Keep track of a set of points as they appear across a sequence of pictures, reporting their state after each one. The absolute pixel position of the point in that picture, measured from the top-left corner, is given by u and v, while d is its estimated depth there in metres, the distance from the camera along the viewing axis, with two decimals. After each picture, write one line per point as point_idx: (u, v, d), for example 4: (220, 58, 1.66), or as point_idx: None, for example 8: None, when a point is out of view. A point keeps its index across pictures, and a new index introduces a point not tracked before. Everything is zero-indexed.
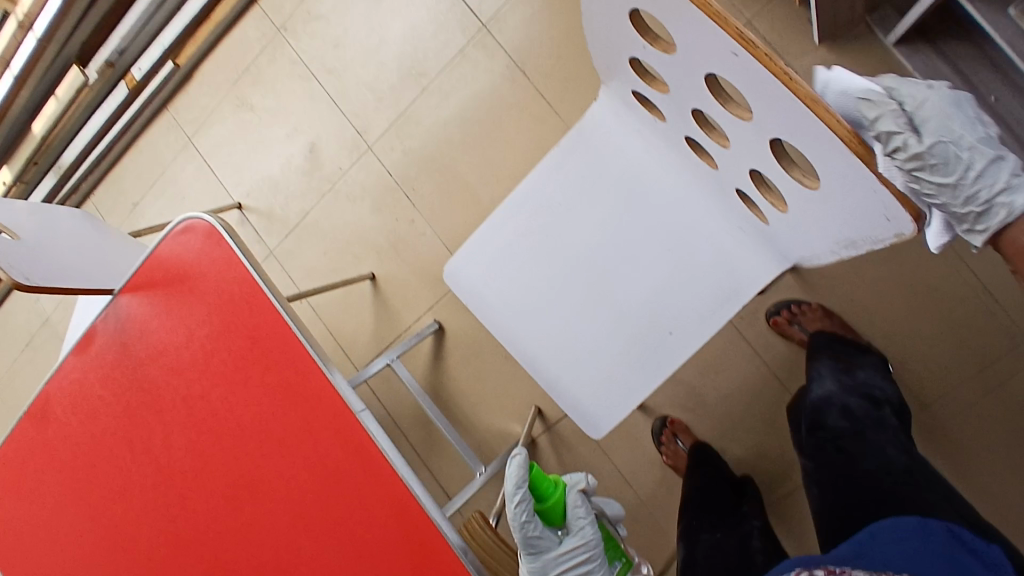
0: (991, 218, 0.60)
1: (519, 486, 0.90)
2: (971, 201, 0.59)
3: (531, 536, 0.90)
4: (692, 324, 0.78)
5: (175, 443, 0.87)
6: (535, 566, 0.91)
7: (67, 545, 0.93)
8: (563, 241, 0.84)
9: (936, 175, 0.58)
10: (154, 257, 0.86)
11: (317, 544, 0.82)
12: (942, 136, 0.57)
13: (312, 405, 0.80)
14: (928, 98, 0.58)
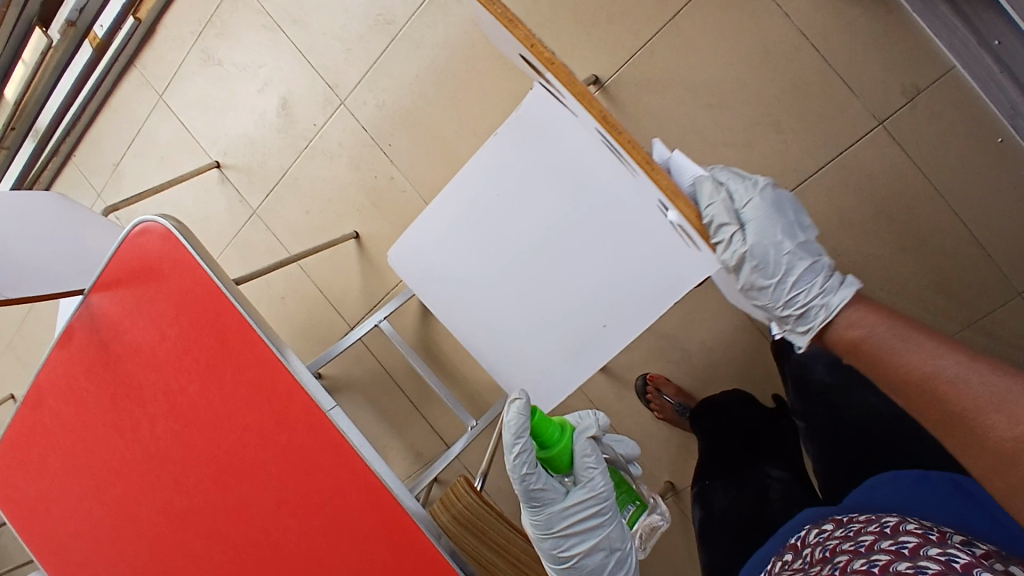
0: (809, 322, 0.63)
1: (520, 437, 0.73)
2: (790, 304, 0.63)
3: (533, 489, 0.75)
4: (630, 319, 0.78)
5: (157, 437, 0.90)
6: (537, 519, 0.77)
7: (74, 527, 0.99)
8: (504, 228, 0.82)
9: (756, 272, 0.62)
10: (117, 258, 0.88)
11: (301, 530, 0.85)
12: (762, 239, 0.61)
13: (282, 400, 0.82)
14: (757, 198, 0.62)
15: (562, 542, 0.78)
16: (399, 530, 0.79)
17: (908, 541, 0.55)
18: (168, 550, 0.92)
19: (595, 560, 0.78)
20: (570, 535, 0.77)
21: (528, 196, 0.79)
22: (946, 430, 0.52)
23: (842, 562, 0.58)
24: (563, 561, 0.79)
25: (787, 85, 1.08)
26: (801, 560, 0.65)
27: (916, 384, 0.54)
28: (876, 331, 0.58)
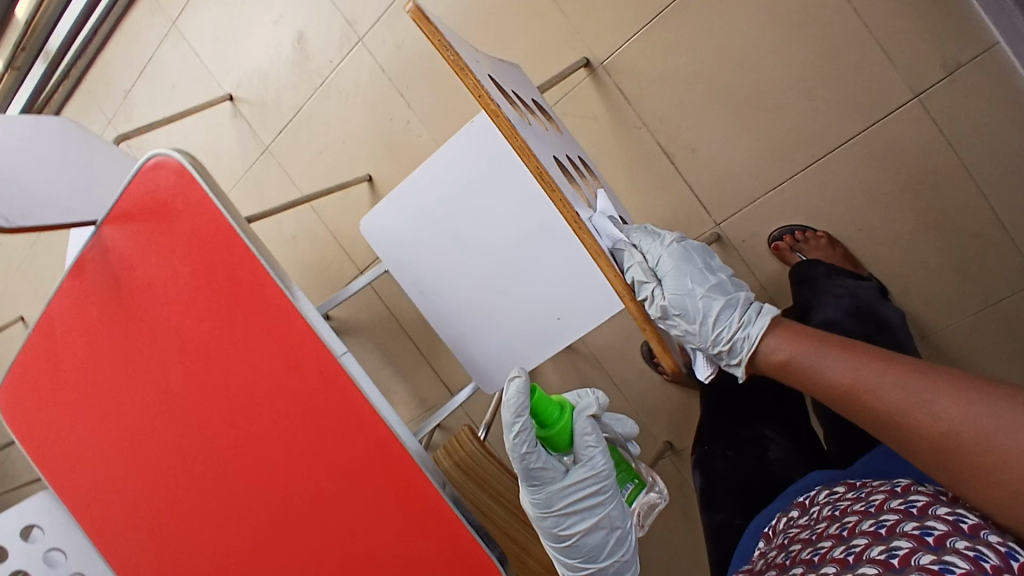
0: (739, 355, 0.66)
1: (518, 416, 0.68)
2: (716, 341, 0.66)
3: (531, 467, 0.71)
4: (579, 320, 0.96)
5: (169, 371, 0.90)
6: (536, 497, 0.73)
7: (85, 453, 1.01)
8: (479, 239, 0.98)
9: (681, 319, 0.67)
10: (130, 192, 0.87)
11: (308, 470, 0.86)
12: (676, 289, 0.67)
13: (292, 343, 0.83)
14: (668, 254, 0.69)
15: (561, 522, 0.73)
16: (403, 476, 0.81)
17: (917, 502, 0.56)
18: (178, 481, 0.94)
19: (595, 539, 0.73)
20: (570, 514, 0.72)
21: (507, 206, 0.95)
22: (879, 432, 0.54)
23: (851, 521, 0.59)
24: (562, 540, 0.74)
25: (822, 50, 1.04)
26: (809, 520, 0.66)
27: (842, 396, 0.56)
28: (799, 352, 0.60)
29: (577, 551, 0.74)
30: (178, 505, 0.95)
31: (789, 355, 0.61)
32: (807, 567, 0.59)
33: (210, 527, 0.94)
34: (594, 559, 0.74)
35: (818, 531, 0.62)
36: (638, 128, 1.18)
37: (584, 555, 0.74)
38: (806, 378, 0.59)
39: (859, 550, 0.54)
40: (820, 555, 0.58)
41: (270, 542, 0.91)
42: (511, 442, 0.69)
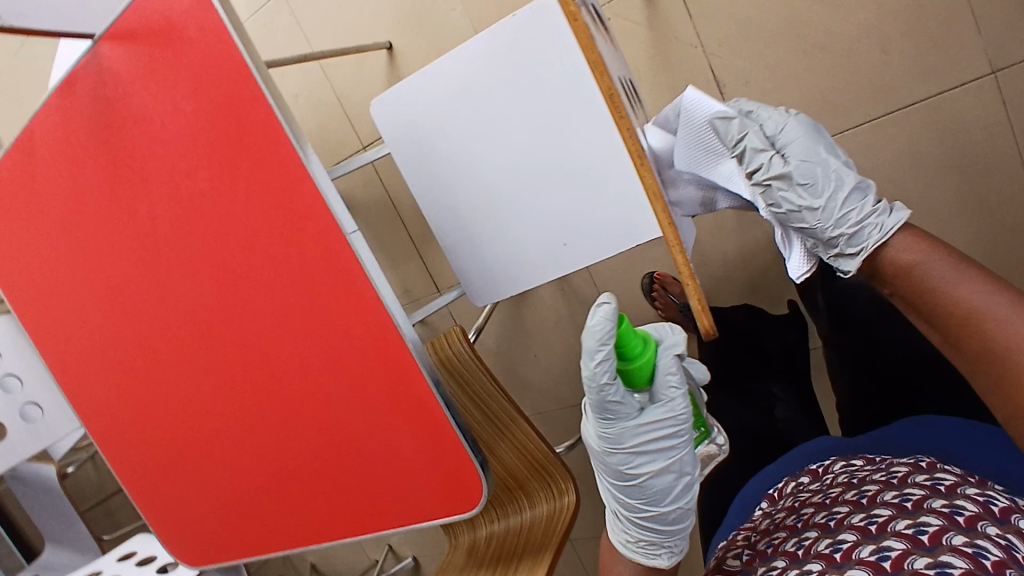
0: (863, 240, 0.70)
1: (604, 344, 0.65)
2: (842, 222, 0.70)
3: (609, 399, 0.70)
4: (583, 249, 0.93)
5: (159, 218, 0.84)
6: (608, 430, 0.73)
7: (61, 286, 0.95)
8: (500, 144, 0.91)
9: (806, 194, 0.71)
10: (135, 9, 0.76)
11: (298, 344, 0.83)
12: (805, 158, 0.72)
13: (300, 211, 0.76)
14: (792, 124, 0.74)
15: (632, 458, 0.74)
16: (395, 364, 0.78)
17: (943, 479, 0.60)
18: (160, 330, 0.91)
19: (662, 481, 0.74)
20: (642, 451, 0.73)
21: (535, 117, 0.88)
22: (983, 362, 0.59)
23: (870, 492, 0.63)
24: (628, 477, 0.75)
25: (912, 3, 0.96)
26: (822, 486, 0.71)
27: (962, 317, 0.60)
28: (930, 261, 0.64)
29: (642, 491, 0.75)
30: (159, 353, 0.92)
31: (916, 260, 0.65)
32: (821, 531, 0.62)
33: (192, 381, 0.92)
34: (658, 500, 0.75)
35: (833, 497, 0.66)
36: (692, 47, 1.09)
37: (649, 494, 0.75)
38: (927, 292, 0.63)
39: (883, 520, 0.58)
40: (835, 521, 0.62)
41: (251, 407, 0.89)
42: (595, 375, 0.67)
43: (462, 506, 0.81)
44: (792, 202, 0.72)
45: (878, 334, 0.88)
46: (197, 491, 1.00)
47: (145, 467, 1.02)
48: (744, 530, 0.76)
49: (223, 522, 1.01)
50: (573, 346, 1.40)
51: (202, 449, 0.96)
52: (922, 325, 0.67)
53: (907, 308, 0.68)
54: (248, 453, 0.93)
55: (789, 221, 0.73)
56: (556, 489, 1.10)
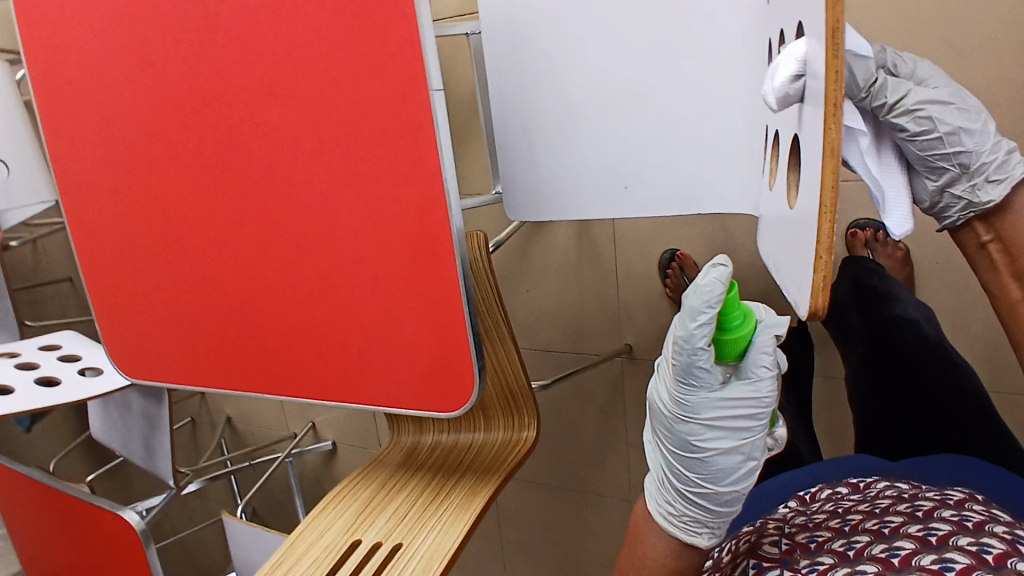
0: (1008, 168, 0.70)
1: (710, 304, 0.64)
2: (994, 149, 0.69)
3: (697, 365, 0.68)
4: (643, 194, 0.89)
5: (228, 4, 0.76)
6: (684, 399, 0.72)
7: (94, 42, 0.88)
8: (608, 59, 0.86)
9: (963, 121, 0.68)
10: None
11: (333, 188, 0.77)
12: (951, 89, 0.70)
13: (388, 49, 0.69)
14: (927, 63, 0.73)
15: (701, 432, 0.72)
16: (428, 247, 0.74)
17: (999, 514, 0.64)
18: (191, 127, 0.84)
19: (728, 461, 0.73)
20: (713, 426, 0.71)
21: (654, 44, 0.83)
22: None
23: (925, 507, 0.66)
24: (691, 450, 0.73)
25: None
26: (865, 497, 0.75)
27: None
28: None
29: (703, 466, 0.74)
30: (182, 152, 0.86)
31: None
32: (873, 535, 0.64)
33: (207, 192, 0.86)
34: (717, 478, 0.73)
35: (883, 507, 0.69)
36: None
37: (709, 471, 0.73)
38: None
39: (944, 535, 0.60)
40: (889, 528, 0.64)
41: (262, 239, 0.84)
42: (694, 335, 0.66)
43: (445, 405, 0.79)
44: (951, 123, 0.68)
45: (905, 373, 0.99)
46: (170, 305, 0.95)
47: (126, 262, 0.97)
48: (772, 518, 0.80)
49: (183, 345, 0.96)
50: (571, 292, 1.40)
51: (193, 264, 0.91)
52: (1006, 274, 0.74)
53: (999, 255, 0.74)
54: (241, 285, 0.88)
55: (940, 146, 0.68)
56: (517, 423, 1.10)
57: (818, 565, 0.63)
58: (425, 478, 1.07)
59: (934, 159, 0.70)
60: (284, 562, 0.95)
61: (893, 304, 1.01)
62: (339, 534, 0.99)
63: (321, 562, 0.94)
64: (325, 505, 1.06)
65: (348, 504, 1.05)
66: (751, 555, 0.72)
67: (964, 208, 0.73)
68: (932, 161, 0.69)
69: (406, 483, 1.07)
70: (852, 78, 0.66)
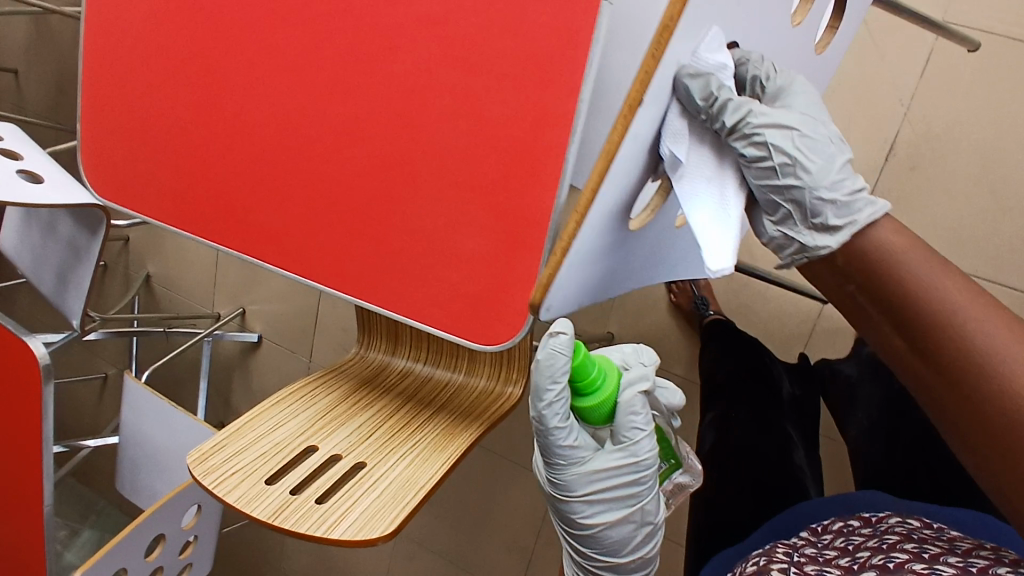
0: (852, 213, 0.60)
1: (554, 380, 0.68)
2: (837, 187, 0.59)
3: (560, 445, 0.72)
4: None
5: None
6: (560, 477, 0.75)
7: None
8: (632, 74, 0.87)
9: (806, 162, 0.58)
10: None
11: (439, 70, 0.69)
12: (807, 114, 0.62)
13: None
14: (803, 83, 0.65)
15: (584, 510, 0.76)
16: (528, 165, 0.67)
17: (1004, 555, 0.69)
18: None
19: (620, 528, 0.76)
20: (594, 501, 0.75)
21: None
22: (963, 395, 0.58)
23: (932, 550, 0.72)
24: (582, 527, 0.77)
25: None
26: (877, 534, 0.80)
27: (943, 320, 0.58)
28: (913, 254, 0.59)
29: (599, 538, 0.78)
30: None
31: (899, 250, 0.60)
32: (882, 570, 0.69)
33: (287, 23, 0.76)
34: (616, 549, 0.78)
35: (891, 544, 0.75)
36: (897, 103, 1.09)
37: (604, 545, 0.78)
38: (901, 296, 0.59)
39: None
40: (896, 564, 0.69)
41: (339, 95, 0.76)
42: (550, 418, 0.70)
43: (476, 334, 0.72)
44: (787, 150, 0.58)
45: (904, 435, 1.06)
46: (193, 131, 0.84)
47: (158, 66, 0.85)
48: (789, 540, 0.87)
49: (192, 178, 0.85)
50: None
51: (238, 96, 0.80)
52: (887, 321, 0.62)
53: (875, 303, 0.62)
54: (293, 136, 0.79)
55: (774, 178, 0.59)
56: (503, 375, 1.05)
57: None
58: (394, 403, 1.00)
59: (772, 190, 0.60)
60: (225, 447, 0.86)
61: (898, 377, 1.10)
62: (291, 434, 0.91)
63: (268, 457, 0.85)
64: (282, 397, 0.97)
65: (305, 406, 0.96)
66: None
67: (797, 252, 0.62)
68: (766, 192, 0.61)
69: (372, 403, 0.99)
70: (688, 91, 0.57)
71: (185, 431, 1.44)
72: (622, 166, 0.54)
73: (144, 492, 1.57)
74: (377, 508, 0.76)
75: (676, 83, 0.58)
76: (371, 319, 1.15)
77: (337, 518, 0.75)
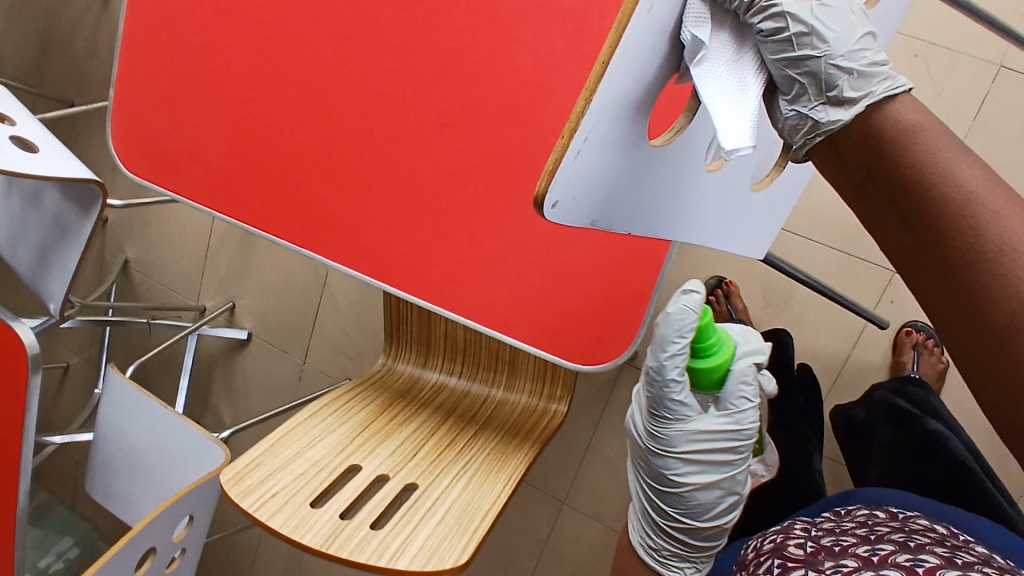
0: (867, 86, 0.49)
1: (681, 336, 0.70)
2: (853, 56, 0.48)
3: (671, 400, 0.73)
4: None
5: None
6: (662, 431, 0.76)
7: None
8: None
9: (823, 32, 0.46)
10: None
11: (555, 62, 0.65)
12: None
13: None
14: None
15: (677, 468, 0.78)
16: None
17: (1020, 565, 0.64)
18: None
19: (705, 494, 0.79)
20: (690, 460, 0.77)
21: None
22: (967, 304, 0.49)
23: (951, 542, 0.66)
24: (669, 486, 0.79)
25: None
26: (898, 519, 0.74)
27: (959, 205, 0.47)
28: (939, 134, 0.48)
29: (682, 500, 0.80)
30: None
31: (920, 127, 0.48)
32: (900, 546, 0.62)
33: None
34: (697, 513, 0.80)
35: (912, 529, 0.69)
36: None
37: (686, 507, 0.80)
38: (914, 179, 0.48)
39: (971, 560, 0.60)
40: (916, 544, 0.63)
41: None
42: (671, 368, 0.71)
43: (569, 353, 0.69)
44: (807, 20, 0.46)
45: (931, 470, 0.99)
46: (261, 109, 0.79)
47: (221, 33, 0.79)
48: (802, 520, 0.79)
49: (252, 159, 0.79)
50: None
51: (320, 75, 0.75)
52: (893, 215, 0.51)
53: (884, 197, 0.51)
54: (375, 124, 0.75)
55: (792, 49, 0.47)
56: (546, 392, 0.96)
57: (843, 566, 0.60)
58: (435, 420, 0.93)
59: (787, 68, 0.48)
60: (260, 467, 0.77)
61: (928, 420, 1.05)
62: (331, 451, 0.83)
63: (310, 477, 0.78)
64: (316, 410, 0.89)
65: (345, 418, 0.89)
66: (774, 553, 0.70)
67: (808, 135, 0.51)
68: (779, 70, 0.48)
69: (412, 418, 0.92)
70: None
71: (170, 433, 1.32)
72: (631, 45, 0.43)
73: (118, 494, 1.45)
74: (444, 534, 0.72)
75: None
76: (400, 326, 1.05)
77: (402, 544, 0.70)
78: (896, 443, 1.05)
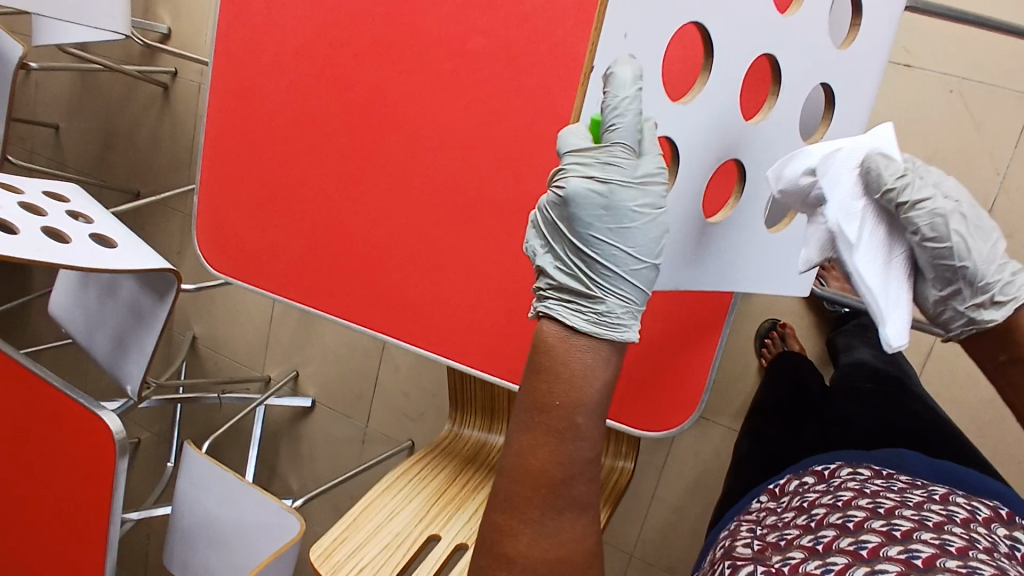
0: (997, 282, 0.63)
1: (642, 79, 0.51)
2: (990, 261, 0.62)
3: (625, 123, 0.53)
4: None
5: None
6: (610, 159, 0.54)
7: None
8: None
9: (972, 245, 0.61)
10: None
11: None
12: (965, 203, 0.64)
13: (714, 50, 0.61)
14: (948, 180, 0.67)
15: (629, 202, 0.55)
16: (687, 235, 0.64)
17: (957, 512, 0.67)
18: (460, 28, 0.78)
19: (646, 239, 0.57)
20: (641, 193, 0.55)
21: None
22: None
23: (886, 504, 0.67)
24: (620, 223, 0.56)
25: None
26: (831, 490, 0.74)
27: None
28: None
29: (625, 244, 0.57)
30: (432, 51, 0.80)
31: None
32: (841, 529, 0.64)
33: (442, 103, 0.80)
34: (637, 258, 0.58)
35: (846, 501, 0.70)
36: (992, 174, 1.08)
37: (637, 244, 0.57)
38: None
39: (908, 529, 0.61)
40: (854, 522, 0.64)
41: (494, 174, 0.78)
42: (629, 90, 0.51)
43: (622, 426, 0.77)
44: (964, 234, 0.60)
45: (877, 406, 1.02)
46: (330, 209, 0.86)
47: (296, 139, 0.88)
48: (745, 519, 0.79)
49: (327, 250, 0.87)
50: None
51: (387, 176, 0.83)
52: None
53: None
54: (441, 213, 0.81)
55: (954, 258, 0.61)
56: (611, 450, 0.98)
57: (791, 560, 0.62)
58: None
59: (941, 270, 0.63)
60: (347, 541, 0.82)
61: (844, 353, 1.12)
62: (410, 523, 0.86)
63: (393, 550, 0.82)
64: (391, 481, 0.92)
65: (418, 489, 0.92)
66: (724, 559, 0.70)
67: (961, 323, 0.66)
68: (931, 268, 0.63)
69: (482, 485, 0.95)
70: (877, 177, 0.58)
71: (246, 503, 1.37)
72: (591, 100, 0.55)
73: (194, 566, 1.51)
74: None
75: (864, 173, 0.59)
76: (463, 395, 1.08)
77: None
78: (848, 419, 1.01)
